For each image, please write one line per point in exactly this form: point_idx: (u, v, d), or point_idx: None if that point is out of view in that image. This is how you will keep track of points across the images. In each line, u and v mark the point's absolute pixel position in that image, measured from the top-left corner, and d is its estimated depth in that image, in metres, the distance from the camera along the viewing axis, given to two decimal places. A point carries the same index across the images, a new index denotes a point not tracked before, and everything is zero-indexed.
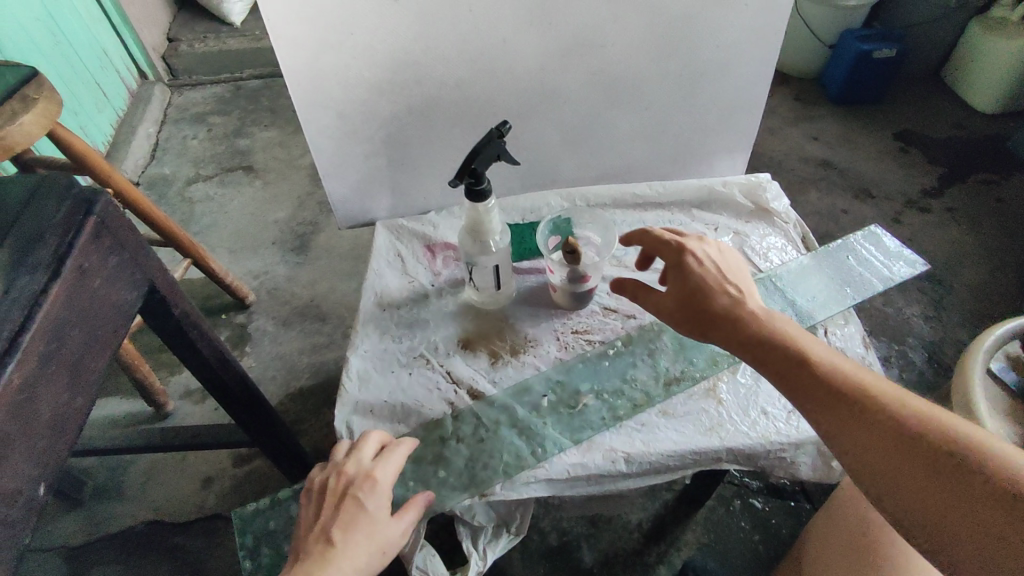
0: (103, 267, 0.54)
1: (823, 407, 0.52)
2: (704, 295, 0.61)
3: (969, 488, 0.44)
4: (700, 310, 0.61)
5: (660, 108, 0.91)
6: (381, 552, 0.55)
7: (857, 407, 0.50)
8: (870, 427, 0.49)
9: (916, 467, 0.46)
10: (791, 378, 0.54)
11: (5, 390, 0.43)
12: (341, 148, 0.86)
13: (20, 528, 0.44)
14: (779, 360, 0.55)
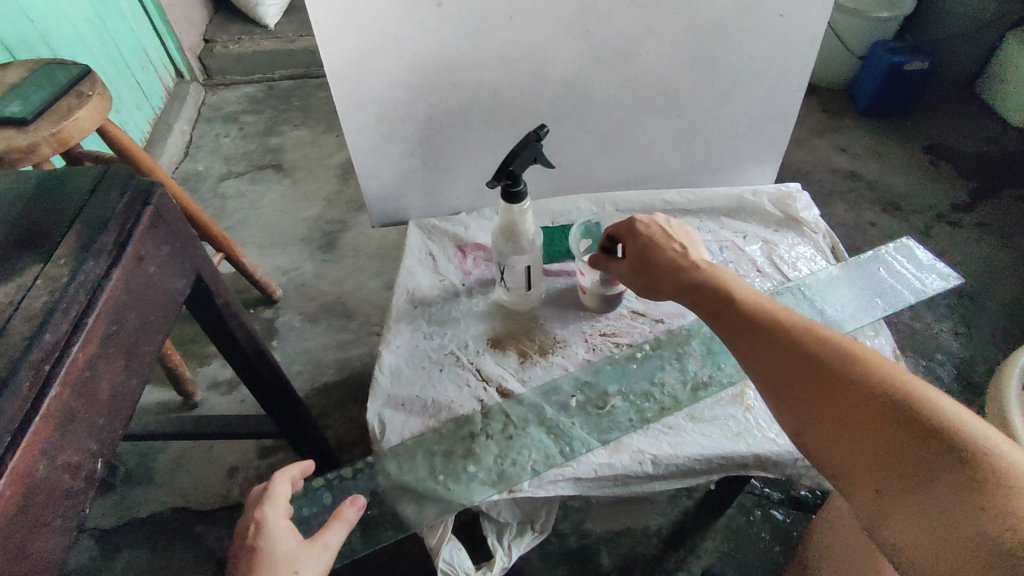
0: (158, 256, 0.56)
1: (753, 348, 0.54)
2: (658, 260, 0.67)
3: (832, 395, 0.47)
4: (654, 273, 0.67)
5: (692, 116, 0.92)
6: (296, 574, 0.52)
7: (786, 348, 0.51)
8: (796, 368, 0.50)
9: (790, 378, 0.50)
10: (728, 325, 0.57)
11: (70, 368, 0.45)
12: (378, 148, 0.88)
13: (79, 500, 0.46)
14: (718, 309, 0.59)
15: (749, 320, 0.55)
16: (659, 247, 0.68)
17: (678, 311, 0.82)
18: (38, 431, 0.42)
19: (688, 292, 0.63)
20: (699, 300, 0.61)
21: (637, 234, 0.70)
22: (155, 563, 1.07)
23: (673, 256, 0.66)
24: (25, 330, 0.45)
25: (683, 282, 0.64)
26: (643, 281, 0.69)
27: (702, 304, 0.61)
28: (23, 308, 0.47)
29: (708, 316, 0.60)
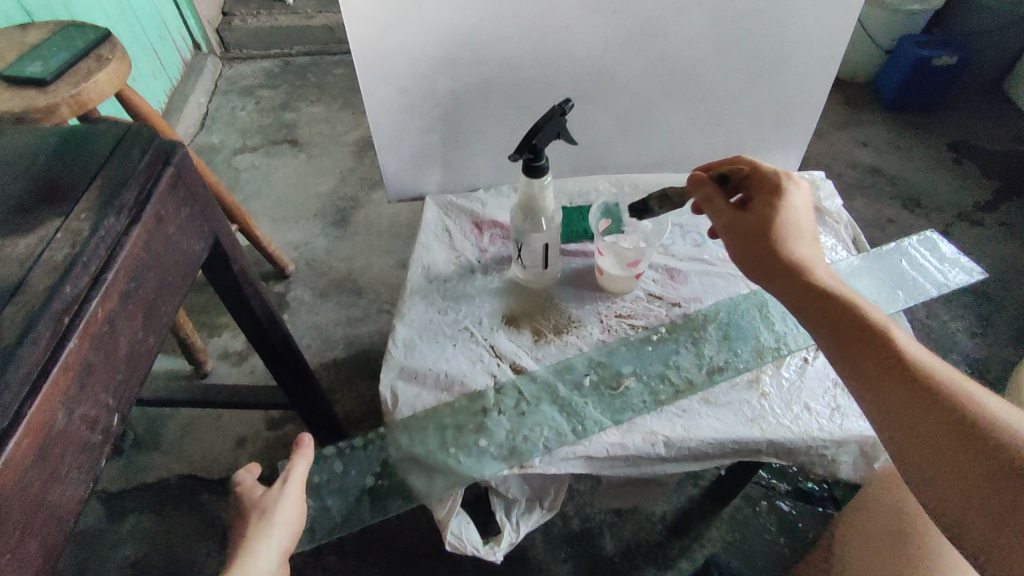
0: (177, 217, 0.56)
1: (862, 360, 0.50)
2: (778, 234, 0.59)
3: (957, 431, 0.44)
4: (768, 242, 0.59)
5: (718, 100, 0.90)
6: (263, 509, 0.58)
7: (903, 373, 0.48)
8: (913, 395, 0.47)
9: (912, 405, 0.46)
10: (840, 327, 0.52)
11: (89, 321, 0.45)
12: (398, 121, 0.88)
13: (94, 454, 0.46)
14: (830, 305, 0.53)
15: (865, 330, 0.51)
16: (789, 222, 0.60)
17: (695, 296, 0.82)
18: (57, 382, 0.42)
19: (795, 276, 0.56)
20: (807, 289, 0.55)
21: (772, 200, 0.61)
22: (162, 528, 1.08)
23: (797, 238, 0.59)
24: (46, 280, 0.45)
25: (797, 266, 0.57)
26: (749, 243, 0.60)
27: (810, 294, 0.55)
28: (44, 259, 0.46)
29: (808, 310, 0.55)
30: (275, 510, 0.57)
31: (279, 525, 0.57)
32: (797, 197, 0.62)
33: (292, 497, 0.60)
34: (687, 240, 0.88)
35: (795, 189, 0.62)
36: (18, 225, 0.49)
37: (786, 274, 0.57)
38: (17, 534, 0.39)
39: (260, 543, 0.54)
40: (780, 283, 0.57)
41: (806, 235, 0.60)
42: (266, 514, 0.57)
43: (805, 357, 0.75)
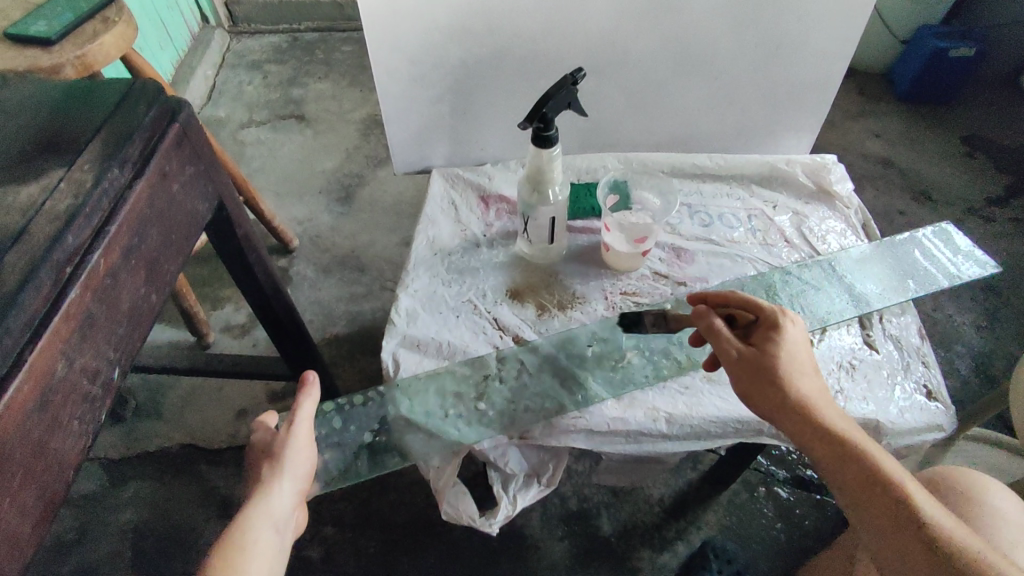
0: (182, 175, 0.55)
1: (883, 526, 0.50)
2: (780, 372, 0.56)
3: None
4: (775, 389, 0.56)
5: (731, 79, 0.89)
6: (273, 454, 0.59)
7: (923, 540, 0.48)
8: (919, 550, 0.48)
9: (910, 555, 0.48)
10: (859, 485, 0.51)
11: (91, 273, 0.44)
12: (406, 91, 0.86)
13: (95, 407, 0.46)
14: (833, 453, 0.53)
15: (884, 489, 0.50)
16: (793, 358, 0.57)
17: (701, 276, 0.81)
18: (58, 331, 0.42)
19: (807, 431, 0.54)
20: (822, 445, 0.53)
21: (772, 335, 0.59)
22: (161, 495, 1.08)
23: (802, 373, 0.57)
24: (48, 231, 0.44)
25: (809, 413, 0.54)
26: (752, 383, 0.57)
27: (822, 448, 0.53)
28: (46, 210, 0.46)
29: (825, 465, 0.53)
30: (287, 451, 0.59)
31: (293, 465, 0.59)
32: (795, 329, 0.59)
33: (303, 435, 0.61)
34: (694, 220, 0.87)
35: (793, 324, 0.60)
36: (22, 175, 0.49)
37: (795, 424, 0.55)
38: (18, 480, 0.39)
39: (276, 485, 0.57)
40: (790, 428, 0.55)
41: (806, 369, 0.57)
42: (278, 455, 0.59)
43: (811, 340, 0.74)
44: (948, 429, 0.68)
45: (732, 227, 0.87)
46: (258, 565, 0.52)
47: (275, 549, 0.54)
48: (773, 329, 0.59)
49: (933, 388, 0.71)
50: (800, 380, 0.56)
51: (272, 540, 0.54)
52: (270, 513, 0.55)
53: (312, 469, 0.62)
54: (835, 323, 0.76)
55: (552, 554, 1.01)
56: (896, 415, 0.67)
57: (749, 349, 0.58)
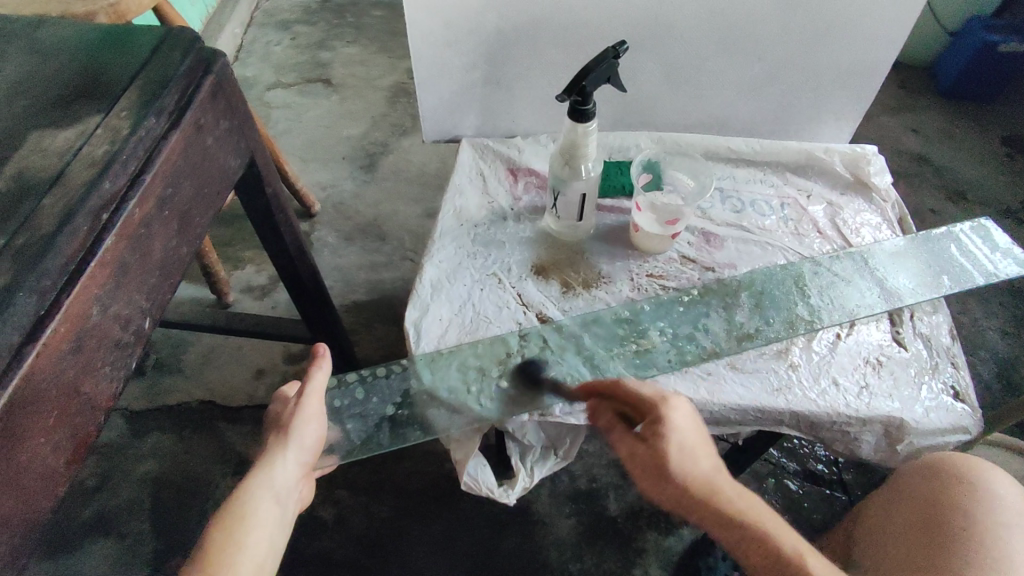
0: (216, 128, 0.55)
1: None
2: (667, 476, 0.56)
3: None
4: (679, 491, 0.57)
5: (775, 60, 0.86)
6: (283, 424, 0.59)
7: None
8: None
9: None
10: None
11: (126, 221, 0.44)
12: (441, 56, 0.85)
13: (126, 354, 0.46)
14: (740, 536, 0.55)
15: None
16: (683, 453, 0.56)
17: (729, 262, 0.80)
18: (93, 276, 0.42)
19: (712, 524, 0.57)
20: (733, 538, 0.56)
21: (658, 436, 0.57)
22: (179, 450, 1.10)
23: (698, 462, 0.57)
24: (84, 176, 0.44)
25: (714, 509, 0.56)
26: (651, 487, 0.58)
27: (731, 539, 0.56)
28: (83, 154, 0.45)
29: (738, 550, 0.56)
30: (296, 424, 0.59)
31: (300, 439, 0.59)
32: (675, 411, 0.57)
33: (313, 409, 0.60)
34: (725, 205, 0.85)
35: (674, 409, 0.57)
36: (58, 117, 0.48)
37: (703, 519, 0.57)
38: (51, 420, 0.39)
39: (280, 457, 0.57)
40: (700, 520, 0.57)
41: (694, 452, 0.57)
42: (286, 428, 0.58)
43: (838, 333, 0.72)
44: (972, 432, 0.66)
45: (764, 214, 0.85)
46: (257, 536, 0.52)
47: (275, 520, 0.54)
48: (650, 423, 0.58)
49: (961, 390, 0.68)
50: (690, 476, 0.56)
51: (271, 512, 0.54)
52: (272, 484, 0.55)
53: (320, 443, 0.62)
54: (864, 318, 0.74)
55: (558, 530, 1.02)
56: (921, 415, 0.66)
57: (645, 455, 0.58)
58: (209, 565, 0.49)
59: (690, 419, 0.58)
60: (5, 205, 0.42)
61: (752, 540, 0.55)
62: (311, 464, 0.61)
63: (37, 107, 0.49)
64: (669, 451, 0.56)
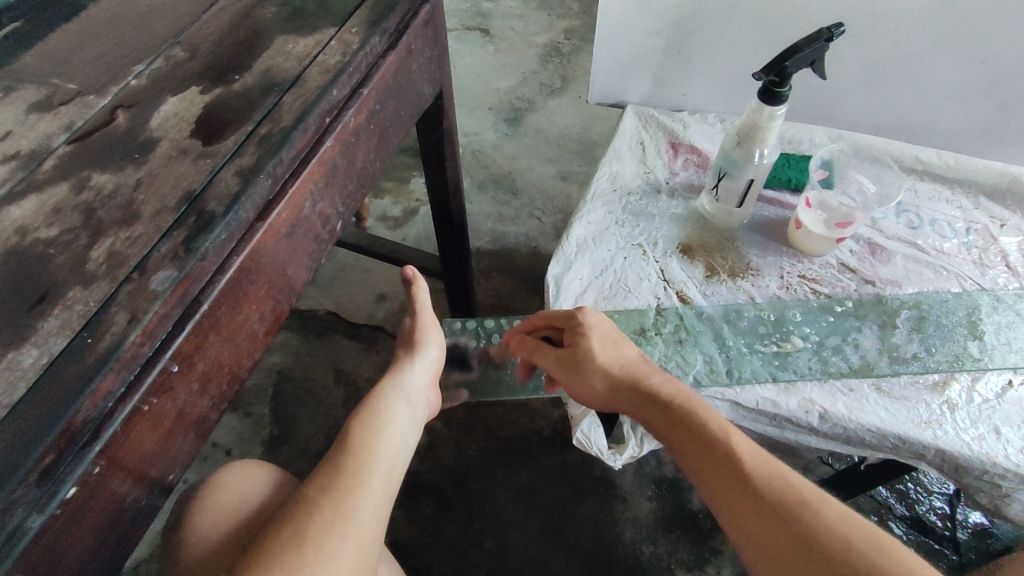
0: (421, 55, 0.58)
1: (726, 500, 0.49)
2: (591, 362, 0.61)
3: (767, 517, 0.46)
4: (604, 386, 0.61)
5: (1001, 67, 0.77)
6: (409, 345, 0.68)
7: (736, 480, 0.49)
8: (737, 490, 0.49)
9: (733, 497, 0.49)
10: (695, 458, 0.52)
11: (344, 128, 0.48)
12: (628, 17, 0.84)
13: (321, 249, 0.51)
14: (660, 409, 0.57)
15: (715, 458, 0.51)
16: (603, 346, 0.62)
17: (894, 279, 0.73)
18: (312, 172, 0.46)
19: (642, 413, 0.58)
20: (661, 423, 0.56)
21: (575, 335, 0.63)
22: (303, 350, 1.21)
23: (616, 358, 0.61)
24: (320, 80, 0.48)
25: (641, 396, 0.58)
26: (576, 380, 0.63)
27: (660, 424, 0.56)
28: (319, 62, 0.50)
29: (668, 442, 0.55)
30: (419, 339, 0.68)
31: (423, 351, 0.67)
32: (593, 313, 0.64)
33: (430, 322, 0.70)
34: (900, 219, 0.78)
35: (590, 312, 0.63)
36: (300, 26, 0.53)
37: (636, 409, 0.59)
38: (263, 290, 0.45)
39: (408, 367, 0.65)
40: (636, 412, 0.59)
41: (614, 346, 0.62)
42: (412, 342, 0.68)
43: (1010, 380, 0.64)
44: None
45: (944, 235, 0.76)
46: (391, 424, 0.57)
47: (407, 417, 0.60)
48: (573, 330, 0.63)
49: None
50: (606, 366, 0.61)
51: (403, 409, 0.60)
52: (403, 388, 0.62)
53: (441, 362, 0.71)
54: None
55: (636, 510, 1.02)
56: None
57: (565, 354, 0.64)
58: (353, 446, 0.53)
59: (607, 328, 0.63)
60: (252, 97, 0.47)
61: (676, 424, 0.55)
62: (436, 378, 0.69)
63: (281, 14, 0.54)
64: (586, 347, 0.62)
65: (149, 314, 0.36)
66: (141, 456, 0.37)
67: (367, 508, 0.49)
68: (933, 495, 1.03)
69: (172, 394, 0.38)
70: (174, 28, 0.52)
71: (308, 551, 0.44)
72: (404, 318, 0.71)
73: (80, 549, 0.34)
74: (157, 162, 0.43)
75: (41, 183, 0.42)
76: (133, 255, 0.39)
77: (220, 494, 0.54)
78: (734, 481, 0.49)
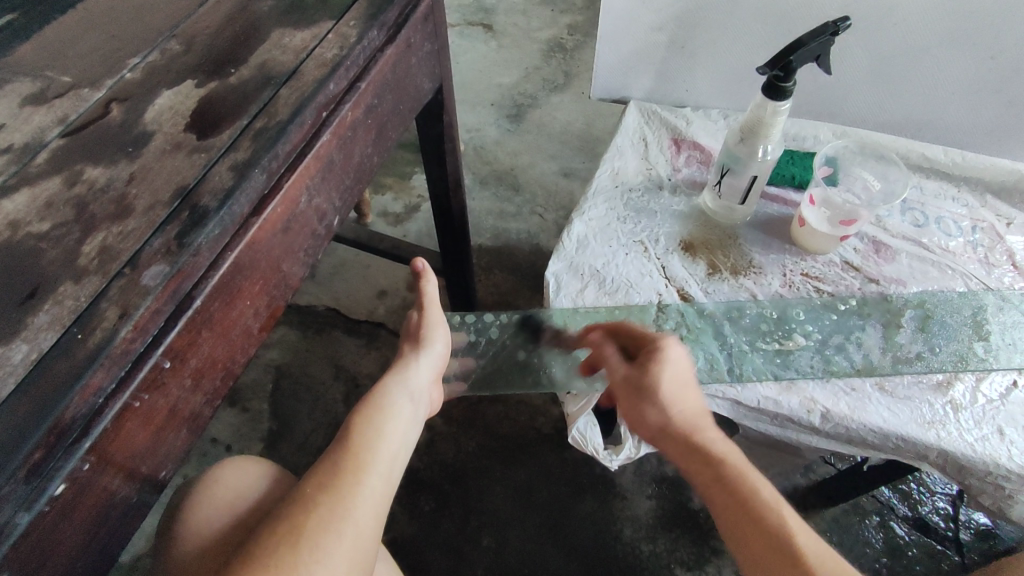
0: (419, 50, 0.57)
1: (770, 571, 0.47)
2: (655, 395, 0.59)
3: None
4: (658, 423, 0.58)
5: (1009, 63, 0.76)
6: (427, 339, 0.68)
7: (783, 553, 0.47)
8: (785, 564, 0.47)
9: (778, 570, 0.47)
10: (741, 522, 0.50)
11: (340, 122, 0.48)
12: (632, 11, 0.83)
13: (317, 245, 0.51)
14: (712, 460, 0.54)
15: (764, 525, 0.49)
16: (673, 382, 0.59)
17: (898, 278, 0.72)
18: (308, 167, 0.46)
19: (687, 460, 0.56)
20: (710, 476, 0.54)
21: (649, 364, 0.60)
22: (304, 346, 1.20)
23: (681, 399, 0.58)
24: (317, 73, 0.48)
25: (694, 446, 0.56)
26: (632, 408, 0.60)
27: (710, 480, 0.53)
28: (315, 55, 0.49)
29: (712, 498, 0.53)
30: (426, 335, 0.67)
31: (428, 347, 0.67)
32: (675, 346, 0.61)
33: (435, 317, 0.69)
34: (905, 217, 0.77)
35: (675, 343, 0.61)
36: (296, 19, 0.52)
37: (683, 452, 0.56)
38: (258, 285, 0.44)
39: (414, 363, 0.65)
40: (683, 463, 0.56)
41: (683, 388, 0.59)
42: (419, 337, 0.67)
43: (1015, 381, 0.63)
44: None
45: (949, 234, 0.75)
46: (394, 422, 0.57)
47: (409, 414, 0.59)
48: (651, 356, 0.60)
49: None
50: (669, 404, 0.58)
51: (406, 406, 0.59)
52: (407, 384, 0.62)
53: (446, 359, 0.70)
54: None
55: (636, 508, 1.02)
56: None
57: (631, 377, 0.61)
58: (353, 443, 0.53)
59: (682, 370, 0.60)
60: (248, 91, 0.47)
61: (726, 479, 0.52)
62: (439, 375, 0.69)
63: (279, 7, 0.53)
64: (657, 378, 0.59)
65: (140, 310, 0.36)
66: (132, 453, 0.37)
67: (366, 506, 0.49)
68: (936, 495, 1.02)
69: (163, 391, 0.38)
70: (170, 21, 0.52)
71: (305, 550, 0.44)
72: (411, 313, 0.71)
73: (69, 547, 0.34)
74: (150, 156, 0.43)
75: (33, 177, 0.42)
76: (124, 250, 0.39)
77: (216, 489, 0.54)
78: (779, 552, 0.47)
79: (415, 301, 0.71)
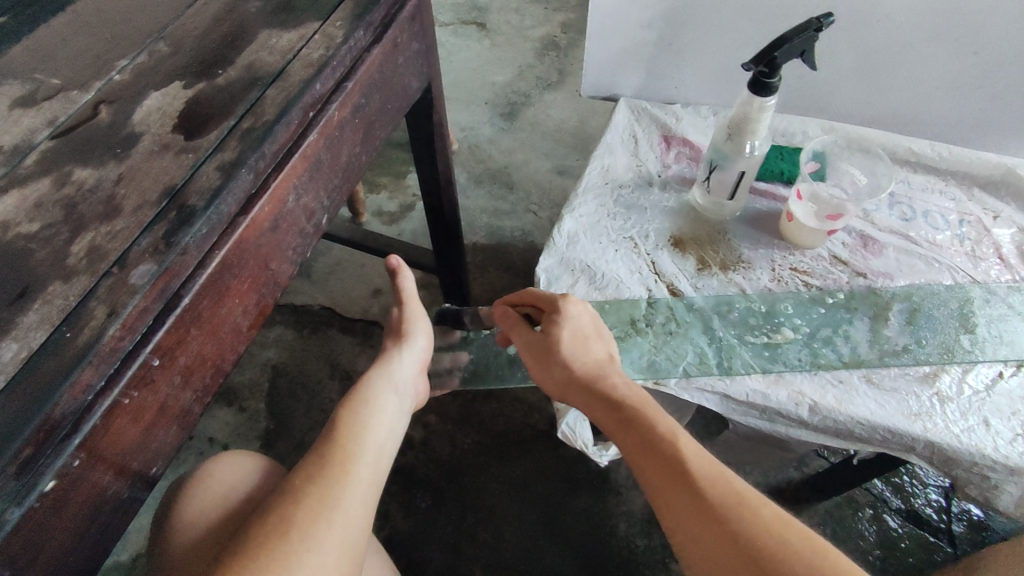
0: (407, 49, 0.58)
1: (662, 492, 0.49)
2: (557, 352, 0.62)
3: (705, 515, 0.46)
4: (563, 377, 0.61)
5: (994, 58, 0.76)
6: (400, 332, 0.69)
7: (675, 474, 0.49)
8: (676, 483, 0.48)
9: (671, 489, 0.48)
10: (640, 452, 0.52)
11: (327, 122, 0.48)
12: (621, 9, 0.83)
13: (306, 244, 0.51)
14: (615, 403, 0.56)
15: (660, 452, 0.50)
16: (574, 338, 0.62)
17: (885, 271, 0.73)
18: (295, 166, 0.46)
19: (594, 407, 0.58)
20: (612, 417, 0.56)
21: (550, 323, 0.63)
22: (299, 346, 1.21)
23: (582, 352, 0.61)
24: (304, 73, 0.48)
25: (598, 393, 0.58)
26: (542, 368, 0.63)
27: (612, 421, 0.55)
28: (302, 56, 0.50)
29: (616, 437, 0.55)
30: (407, 329, 0.68)
31: (410, 341, 0.67)
32: (573, 304, 0.63)
33: (416, 312, 0.70)
34: (893, 211, 0.77)
35: (571, 301, 0.63)
36: (284, 20, 0.53)
37: (590, 401, 0.59)
38: (246, 284, 0.45)
39: (397, 356, 0.66)
40: (590, 410, 0.59)
41: (584, 341, 0.62)
42: (401, 332, 0.68)
43: (1000, 372, 0.64)
44: None
45: (936, 227, 0.76)
46: (380, 415, 0.57)
47: (395, 406, 0.60)
48: (550, 316, 0.63)
49: None
50: (571, 358, 0.61)
51: (392, 399, 0.60)
52: (390, 376, 0.63)
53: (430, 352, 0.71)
54: None
55: (632, 503, 1.02)
56: None
57: (535, 340, 0.64)
58: (343, 435, 0.54)
59: (585, 326, 0.63)
60: (235, 92, 0.47)
61: (627, 418, 0.55)
62: (424, 368, 0.69)
63: (266, 8, 0.54)
64: (557, 335, 0.62)
65: (129, 308, 0.37)
66: (123, 449, 0.37)
67: (356, 496, 0.49)
68: (928, 488, 1.02)
69: (153, 388, 0.38)
70: (158, 23, 0.52)
71: (295, 538, 0.44)
72: (393, 310, 0.72)
73: (61, 542, 0.34)
74: (138, 157, 0.44)
75: (22, 179, 0.42)
76: (113, 250, 0.39)
77: (209, 484, 0.55)
78: (673, 474, 0.49)
79: (393, 298, 0.72)
